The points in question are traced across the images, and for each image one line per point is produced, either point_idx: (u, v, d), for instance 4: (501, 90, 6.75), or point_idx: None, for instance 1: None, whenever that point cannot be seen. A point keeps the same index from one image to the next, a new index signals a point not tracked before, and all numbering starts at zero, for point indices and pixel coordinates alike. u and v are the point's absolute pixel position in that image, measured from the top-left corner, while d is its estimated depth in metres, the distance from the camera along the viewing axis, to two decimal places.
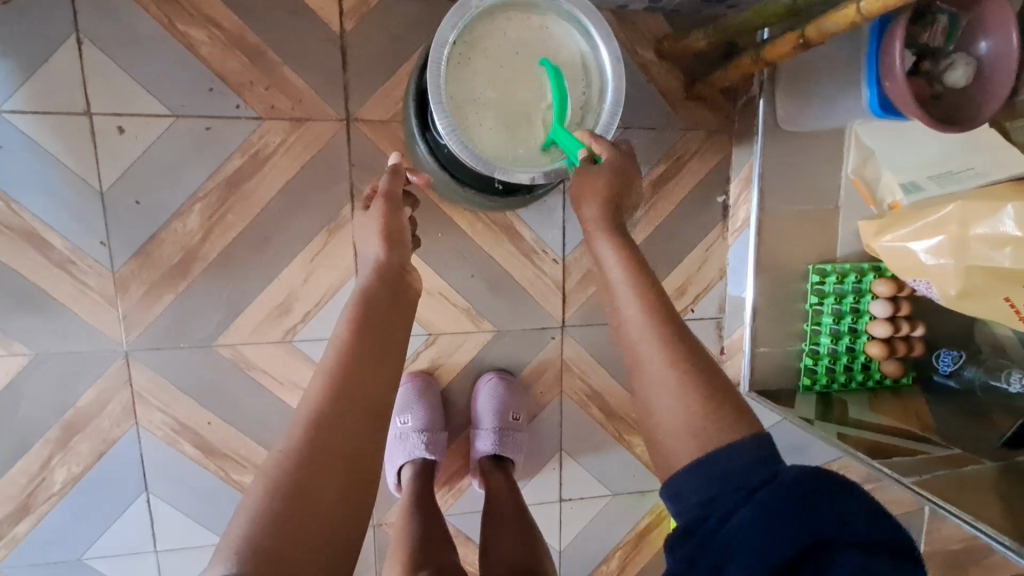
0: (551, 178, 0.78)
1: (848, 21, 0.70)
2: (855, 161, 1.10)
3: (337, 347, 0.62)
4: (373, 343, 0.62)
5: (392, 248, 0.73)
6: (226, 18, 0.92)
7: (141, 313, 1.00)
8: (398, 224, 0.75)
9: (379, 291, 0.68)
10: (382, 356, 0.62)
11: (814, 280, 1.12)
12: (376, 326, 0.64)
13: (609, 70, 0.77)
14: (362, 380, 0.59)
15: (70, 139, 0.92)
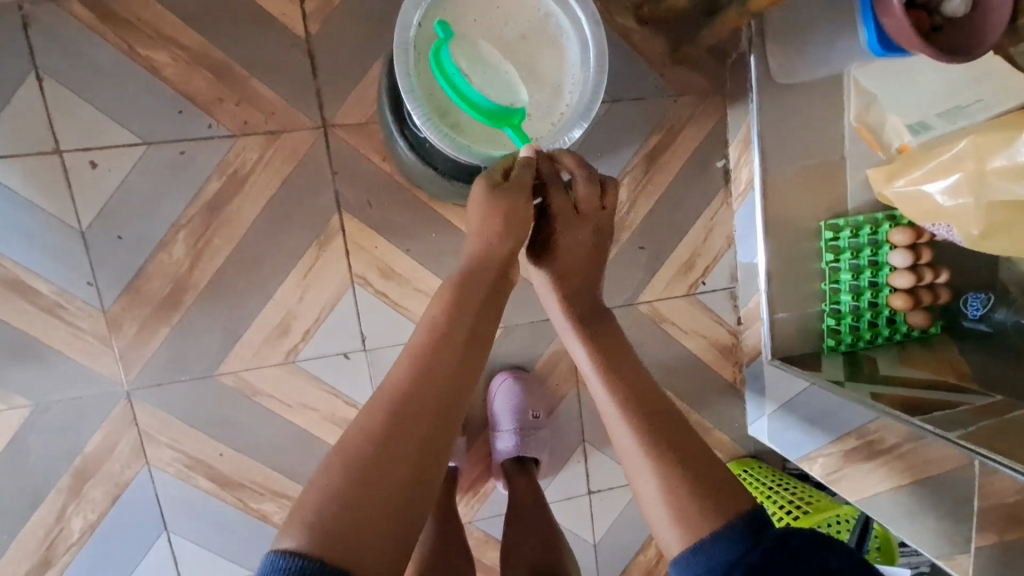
0: (538, 156, 0.73)
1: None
2: (857, 109, 1.04)
3: (423, 341, 0.60)
4: (461, 347, 0.61)
5: (488, 244, 0.69)
6: (186, 35, 0.89)
7: (137, 350, 0.97)
8: (505, 211, 0.68)
9: (475, 295, 0.65)
10: (468, 361, 0.60)
11: (827, 237, 1.07)
12: (466, 331, 0.62)
13: (589, 35, 0.73)
14: (445, 378, 0.58)
15: (43, 181, 0.89)
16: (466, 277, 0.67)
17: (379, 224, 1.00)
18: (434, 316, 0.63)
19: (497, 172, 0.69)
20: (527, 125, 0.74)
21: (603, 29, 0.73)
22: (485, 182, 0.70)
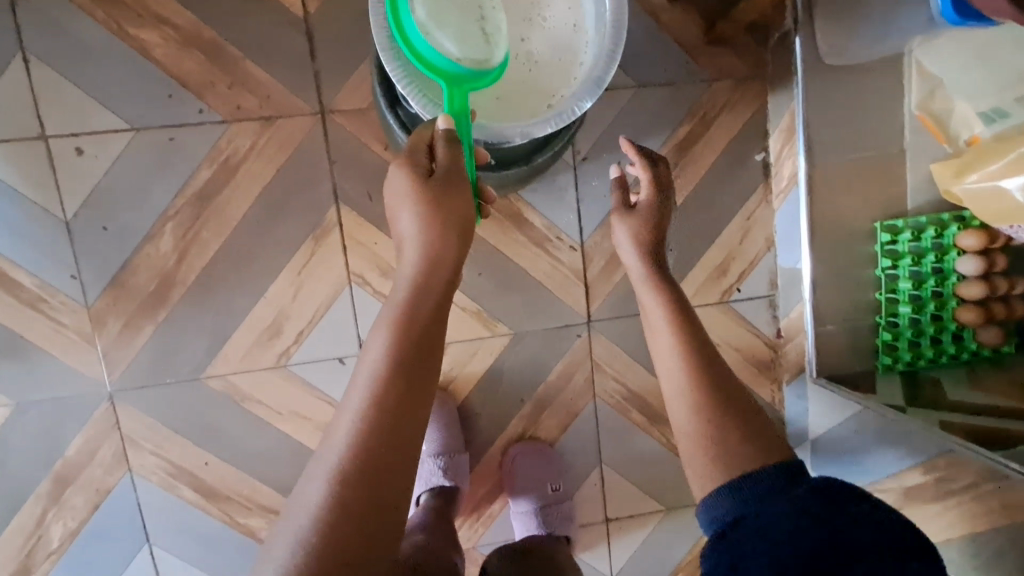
0: (539, 129, 0.63)
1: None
2: (919, 94, 0.91)
3: (367, 389, 0.48)
4: (412, 386, 0.49)
5: (437, 245, 0.55)
6: (178, 14, 0.83)
7: (121, 349, 0.91)
8: (453, 210, 0.56)
9: (422, 314, 0.53)
10: (422, 400, 0.49)
11: (883, 240, 0.93)
12: (418, 362, 0.50)
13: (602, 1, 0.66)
14: (395, 434, 0.47)
15: (27, 167, 0.84)
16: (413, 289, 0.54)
17: (379, 218, 0.92)
18: (378, 350, 0.50)
19: (419, 153, 0.57)
20: (530, 109, 0.67)
21: None
22: (422, 173, 0.56)
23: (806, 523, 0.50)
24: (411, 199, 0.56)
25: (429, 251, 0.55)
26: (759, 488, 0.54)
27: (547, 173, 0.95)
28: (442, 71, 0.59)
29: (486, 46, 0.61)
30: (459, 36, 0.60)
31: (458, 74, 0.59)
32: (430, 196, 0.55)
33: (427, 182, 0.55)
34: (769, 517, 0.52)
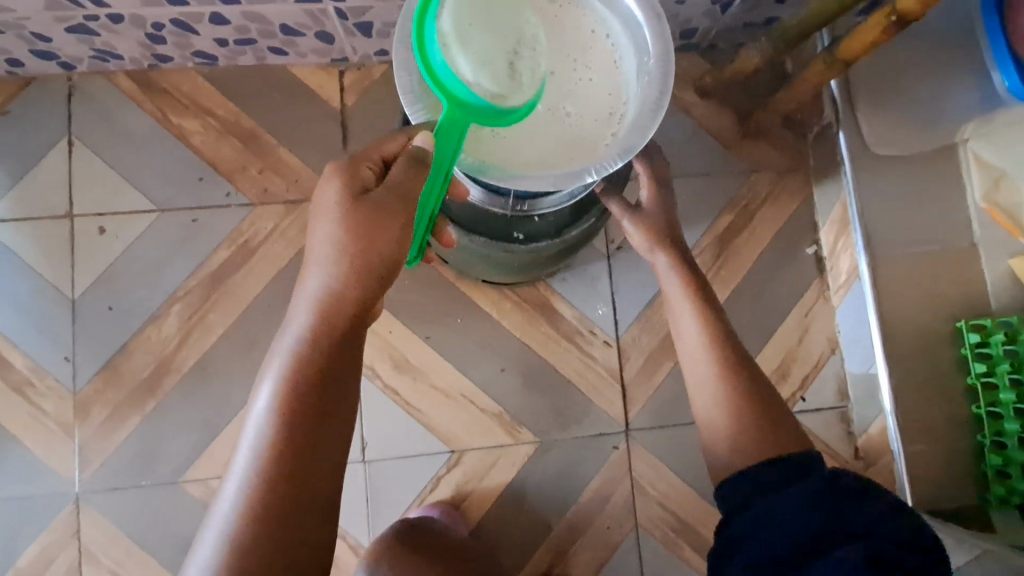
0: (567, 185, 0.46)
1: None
2: (982, 185, 0.84)
3: (249, 468, 0.44)
4: (299, 462, 0.44)
5: (340, 298, 0.46)
6: (221, 105, 0.86)
7: (99, 443, 0.82)
8: (368, 260, 0.45)
9: (315, 378, 0.46)
10: (314, 476, 0.44)
11: (971, 341, 0.80)
12: (308, 435, 0.45)
13: (648, 34, 0.48)
14: (282, 516, 0.43)
15: (47, 244, 0.83)
16: (305, 347, 0.46)
17: (397, 305, 0.86)
18: (260, 420, 0.45)
19: (366, 164, 0.47)
20: (536, 149, 0.48)
21: (667, 24, 0.48)
22: (338, 209, 0.45)
23: (801, 499, 0.46)
24: (321, 239, 0.46)
25: (330, 305, 0.46)
26: (765, 471, 0.50)
27: (579, 262, 0.88)
28: (445, 90, 0.43)
29: (513, 80, 0.44)
30: (487, 50, 0.43)
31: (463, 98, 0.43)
32: (339, 242, 0.45)
33: (341, 224, 0.45)
34: (765, 498, 0.48)
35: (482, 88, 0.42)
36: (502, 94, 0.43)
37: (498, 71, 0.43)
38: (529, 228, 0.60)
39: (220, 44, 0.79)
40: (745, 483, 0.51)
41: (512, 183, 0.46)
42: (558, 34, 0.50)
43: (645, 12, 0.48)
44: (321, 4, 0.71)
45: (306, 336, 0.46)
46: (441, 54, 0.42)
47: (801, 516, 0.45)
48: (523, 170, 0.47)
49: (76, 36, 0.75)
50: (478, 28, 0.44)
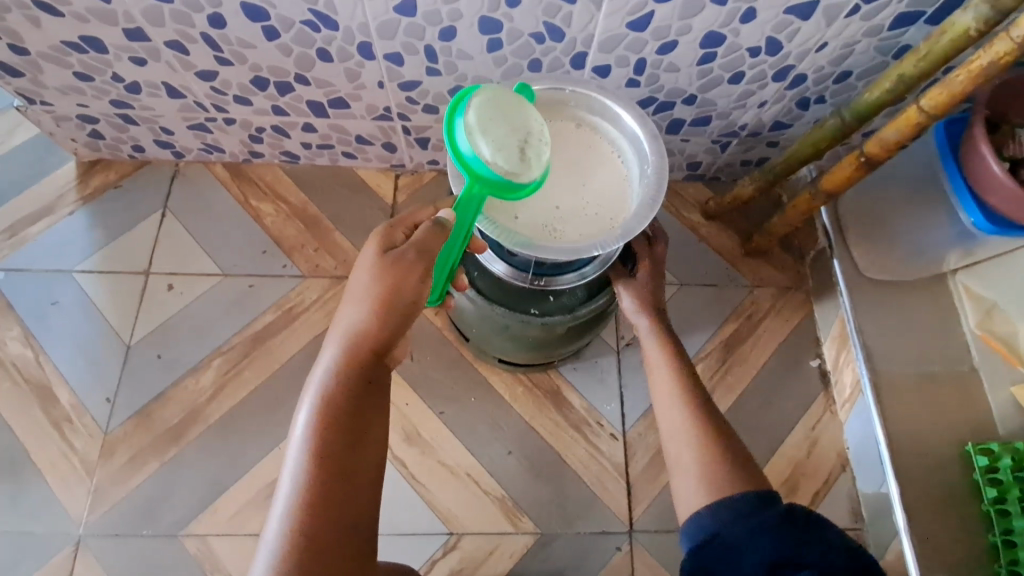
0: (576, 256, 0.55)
1: (880, 100, 0.71)
2: (975, 315, 0.89)
3: (292, 493, 0.48)
4: (338, 484, 0.49)
5: (370, 335, 0.54)
6: (293, 193, 1.01)
7: (114, 486, 0.85)
8: (397, 302, 0.54)
9: (349, 404, 0.52)
10: (349, 495, 0.49)
11: (980, 464, 0.81)
12: (345, 458, 0.50)
13: (646, 149, 0.60)
14: (326, 536, 0.47)
15: (120, 295, 0.94)
16: (340, 379, 0.52)
17: (416, 379, 0.91)
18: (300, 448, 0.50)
19: (399, 229, 0.57)
20: (552, 231, 0.58)
21: (662, 143, 0.59)
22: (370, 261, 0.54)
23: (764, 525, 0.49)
24: (358, 287, 0.54)
25: (361, 341, 0.54)
26: (732, 510, 0.52)
27: (590, 354, 0.93)
28: (470, 170, 0.52)
29: (524, 162, 0.53)
30: (501, 137, 0.52)
31: (485, 177, 0.52)
32: (371, 286, 0.53)
33: (374, 271, 0.54)
34: (733, 534, 0.50)
35: (499, 169, 0.51)
36: (511, 173, 0.52)
37: (510, 156, 0.52)
38: (544, 306, 0.68)
39: (305, 147, 0.97)
40: (712, 522, 0.52)
41: (530, 251, 0.55)
42: (576, 147, 0.63)
43: (646, 134, 0.60)
44: (390, 122, 0.89)
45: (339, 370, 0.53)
46: (466, 141, 0.52)
47: (766, 553, 0.47)
48: (542, 243, 0.56)
49: (194, 132, 0.93)
50: (498, 120, 0.53)
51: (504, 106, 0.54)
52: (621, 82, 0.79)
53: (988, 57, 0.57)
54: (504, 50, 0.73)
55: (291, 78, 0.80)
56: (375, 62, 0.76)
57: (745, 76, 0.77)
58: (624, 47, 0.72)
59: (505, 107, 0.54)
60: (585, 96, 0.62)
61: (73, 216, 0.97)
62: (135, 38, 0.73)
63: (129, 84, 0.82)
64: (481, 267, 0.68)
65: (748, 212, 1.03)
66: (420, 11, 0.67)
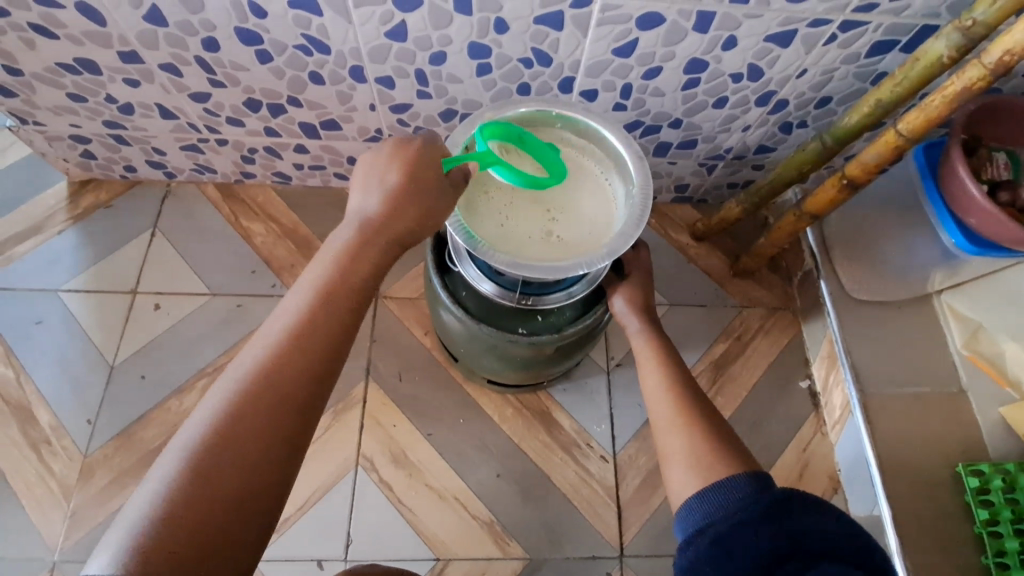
0: (562, 273, 0.55)
1: (859, 125, 0.72)
2: (961, 336, 0.89)
3: (217, 410, 0.43)
4: (270, 420, 0.44)
5: (363, 258, 0.51)
6: (285, 214, 1.01)
7: (91, 510, 0.83)
8: (401, 228, 0.52)
9: (320, 336, 0.47)
10: (276, 437, 0.44)
11: (972, 486, 0.80)
12: (287, 393, 0.45)
13: (631, 170, 0.60)
14: (237, 474, 0.42)
15: (105, 314, 0.93)
16: (317, 302, 0.48)
17: (404, 400, 0.90)
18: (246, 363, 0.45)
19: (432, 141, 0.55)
20: (540, 251, 0.58)
21: (647, 164, 0.60)
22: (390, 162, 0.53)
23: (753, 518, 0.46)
24: (372, 191, 0.53)
25: (353, 261, 0.50)
26: (727, 499, 0.50)
27: (579, 374, 0.93)
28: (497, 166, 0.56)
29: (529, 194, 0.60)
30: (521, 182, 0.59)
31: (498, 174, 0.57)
32: (388, 199, 0.52)
33: (397, 183, 0.52)
34: (724, 523, 0.47)
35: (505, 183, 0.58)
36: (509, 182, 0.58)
37: (529, 193, 0.61)
38: (532, 325, 0.67)
39: (297, 168, 0.98)
40: (707, 512, 0.50)
41: (520, 271, 0.55)
42: (563, 168, 0.64)
43: (630, 154, 0.61)
44: (382, 143, 0.90)
45: (315, 288, 0.49)
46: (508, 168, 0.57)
47: (763, 543, 0.44)
48: (528, 261, 0.57)
49: (186, 152, 0.94)
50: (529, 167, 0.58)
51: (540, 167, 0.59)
52: (608, 106, 0.80)
53: (961, 83, 0.59)
54: (494, 74, 0.75)
55: (284, 100, 0.81)
56: (367, 85, 0.77)
57: (728, 101, 0.79)
58: (610, 72, 0.74)
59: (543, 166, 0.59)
60: (571, 119, 0.63)
61: (62, 235, 0.97)
62: (130, 60, 0.74)
63: (122, 105, 0.83)
64: (468, 286, 0.68)
65: (736, 233, 1.04)
66: (411, 35, 0.69)
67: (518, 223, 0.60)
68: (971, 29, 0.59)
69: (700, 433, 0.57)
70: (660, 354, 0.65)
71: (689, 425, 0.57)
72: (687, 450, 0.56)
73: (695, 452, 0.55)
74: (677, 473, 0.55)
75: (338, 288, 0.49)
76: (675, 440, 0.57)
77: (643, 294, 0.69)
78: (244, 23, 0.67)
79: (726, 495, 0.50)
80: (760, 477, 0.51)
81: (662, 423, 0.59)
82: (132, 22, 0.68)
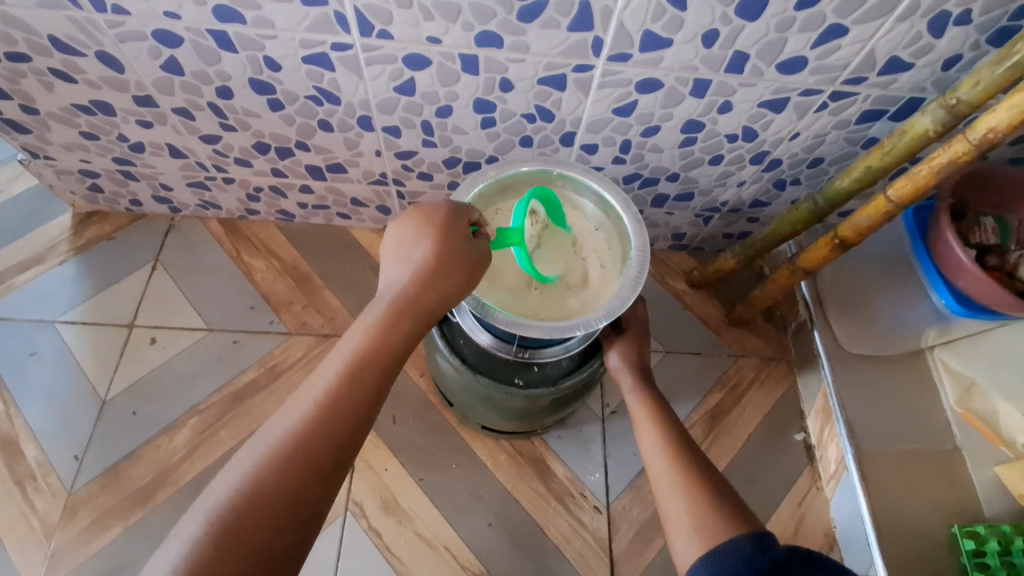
0: (560, 332, 0.56)
1: (850, 188, 0.75)
2: (955, 392, 0.90)
3: (230, 492, 0.44)
4: (277, 506, 0.44)
5: (392, 334, 0.52)
6: (286, 251, 1.02)
7: (72, 551, 0.81)
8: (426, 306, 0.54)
9: (338, 419, 0.47)
10: (283, 526, 0.43)
11: (967, 548, 0.80)
12: (299, 476, 0.45)
13: (629, 232, 0.62)
14: (268, 522, 0.43)
15: (101, 347, 0.93)
16: (340, 381, 0.49)
17: (396, 443, 0.89)
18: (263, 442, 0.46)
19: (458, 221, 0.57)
20: (540, 309, 0.60)
21: (644, 226, 0.62)
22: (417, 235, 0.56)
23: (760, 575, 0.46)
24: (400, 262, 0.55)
25: (384, 337, 0.51)
26: (725, 562, 0.49)
27: (574, 421, 0.92)
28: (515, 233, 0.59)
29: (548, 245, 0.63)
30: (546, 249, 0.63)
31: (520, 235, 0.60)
32: (418, 271, 0.54)
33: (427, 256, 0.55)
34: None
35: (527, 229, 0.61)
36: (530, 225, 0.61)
37: (531, 252, 0.63)
38: (528, 376, 0.68)
39: (301, 206, 0.99)
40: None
41: (519, 329, 0.56)
42: (563, 227, 0.65)
43: (629, 217, 0.62)
44: (386, 186, 0.92)
45: (339, 363, 0.50)
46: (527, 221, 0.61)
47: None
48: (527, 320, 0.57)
49: (192, 189, 0.95)
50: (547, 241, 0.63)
51: (537, 259, 0.62)
52: (607, 159, 0.83)
53: (947, 156, 0.61)
54: (498, 127, 0.77)
55: (292, 144, 0.83)
56: (374, 133, 0.80)
57: (724, 158, 0.81)
58: (609, 129, 0.76)
59: (538, 252, 0.63)
60: (573, 178, 0.65)
61: (63, 266, 0.97)
62: (144, 103, 0.76)
63: (133, 144, 0.85)
64: (466, 335, 0.68)
65: (731, 282, 1.06)
66: (418, 91, 0.71)
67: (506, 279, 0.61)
68: (955, 107, 0.62)
69: (700, 493, 0.55)
70: (655, 411, 0.65)
71: (688, 484, 0.56)
72: (686, 509, 0.54)
73: (696, 513, 0.53)
74: (681, 539, 0.53)
75: (361, 367, 0.50)
76: (674, 499, 0.56)
77: (639, 348, 0.70)
78: (258, 74, 0.70)
79: (729, 558, 0.49)
80: (761, 535, 0.50)
81: (661, 483, 0.58)
82: (149, 70, 0.70)
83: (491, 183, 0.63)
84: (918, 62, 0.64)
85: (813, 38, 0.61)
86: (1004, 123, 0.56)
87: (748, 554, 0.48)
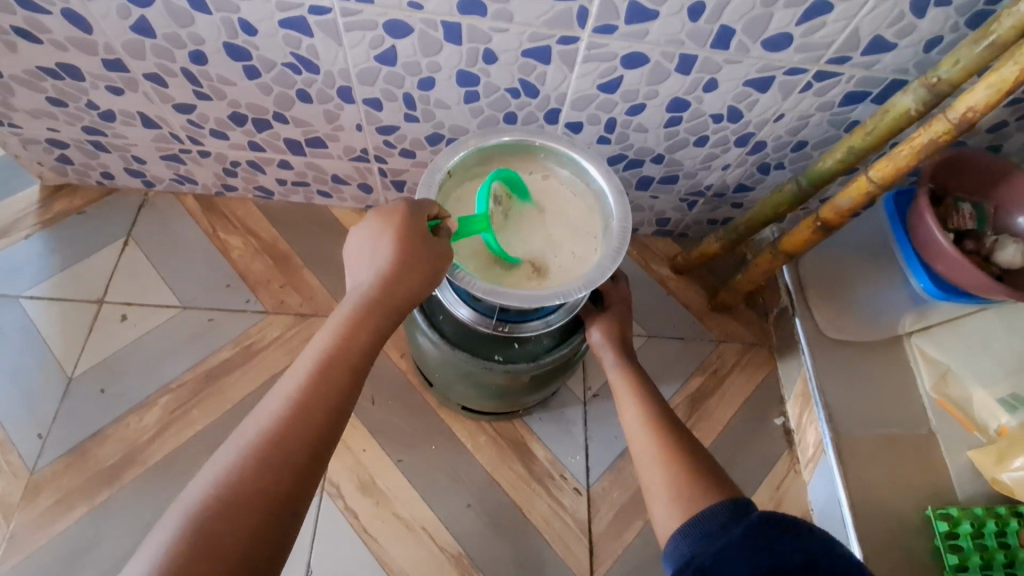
0: (536, 300, 0.55)
1: (833, 169, 0.74)
2: (931, 379, 0.91)
3: (213, 489, 0.41)
4: (259, 509, 0.41)
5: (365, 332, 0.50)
6: (264, 229, 1.00)
7: (34, 532, 0.78)
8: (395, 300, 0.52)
9: (310, 429, 0.45)
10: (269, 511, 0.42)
11: (941, 530, 0.81)
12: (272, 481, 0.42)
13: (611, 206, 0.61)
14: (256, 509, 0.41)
15: (68, 324, 0.90)
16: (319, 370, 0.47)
17: (376, 424, 0.88)
18: (227, 454, 0.43)
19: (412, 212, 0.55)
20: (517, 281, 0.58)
21: (628, 200, 0.61)
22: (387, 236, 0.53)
23: (737, 546, 0.45)
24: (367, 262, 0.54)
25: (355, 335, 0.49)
26: (702, 532, 0.49)
27: (556, 405, 0.92)
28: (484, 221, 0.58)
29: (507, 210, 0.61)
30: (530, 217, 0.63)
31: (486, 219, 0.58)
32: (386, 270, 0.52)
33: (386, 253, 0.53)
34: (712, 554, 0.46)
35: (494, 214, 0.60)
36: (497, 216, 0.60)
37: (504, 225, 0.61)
38: (508, 353, 0.67)
39: (279, 183, 0.97)
40: (690, 546, 0.48)
41: (494, 297, 0.55)
42: (545, 201, 0.64)
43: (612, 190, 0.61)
44: (367, 163, 0.90)
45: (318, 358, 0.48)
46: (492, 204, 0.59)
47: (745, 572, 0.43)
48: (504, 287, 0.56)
49: (167, 162, 0.93)
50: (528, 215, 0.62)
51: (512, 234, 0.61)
52: (593, 139, 0.82)
53: (928, 135, 0.61)
54: (481, 102, 0.76)
55: (270, 116, 0.81)
56: (355, 105, 0.78)
57: (709, 140, 0.81)
58: (594, 106, 0.75)
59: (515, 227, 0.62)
60: (555, 150, 0.64)
61: (28, 241, 0.94)
62: (114, 68, 0.74)
63: (103, 112, 0.82)
64: (445, 311, 0.67)
65: (713, 267, 1.06)
66: (400, 60, 0.69)
67: (479, 258, 0.60)
68: (937, 85, 0.63)
69: (679, 465, 0.55)
70: (636, 387, 0.64)
71: (667, 456, 0.56)
72: (664, 483, 0.54)
73: (675, 485, 0.53)
74: (661, 511, 0.53)
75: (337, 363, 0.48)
76: (653, 472, 0.55)
77: (621, 326, 0.69)
78: (233, 39, 0.68)
79: (707, 527, 0.48)
80: (740, 504, 0.49)
81: (642, 455, 0.58)
82: (119, 32, 0.68)
83: (472, 152, 0.62)
84: (901, 43, 0.64)
85: (798, 14, 0.60)
86: (984, 101, 0.56)
87: (724, 524, 0.48)
